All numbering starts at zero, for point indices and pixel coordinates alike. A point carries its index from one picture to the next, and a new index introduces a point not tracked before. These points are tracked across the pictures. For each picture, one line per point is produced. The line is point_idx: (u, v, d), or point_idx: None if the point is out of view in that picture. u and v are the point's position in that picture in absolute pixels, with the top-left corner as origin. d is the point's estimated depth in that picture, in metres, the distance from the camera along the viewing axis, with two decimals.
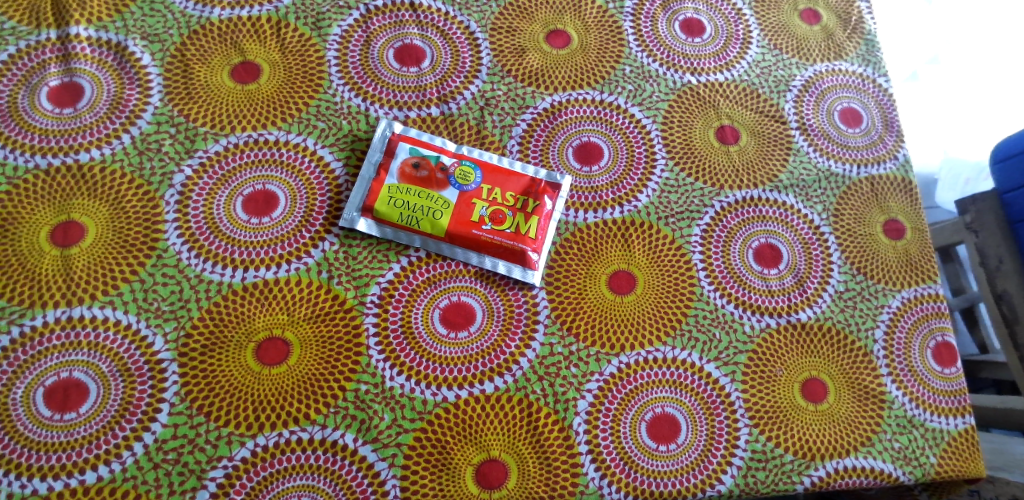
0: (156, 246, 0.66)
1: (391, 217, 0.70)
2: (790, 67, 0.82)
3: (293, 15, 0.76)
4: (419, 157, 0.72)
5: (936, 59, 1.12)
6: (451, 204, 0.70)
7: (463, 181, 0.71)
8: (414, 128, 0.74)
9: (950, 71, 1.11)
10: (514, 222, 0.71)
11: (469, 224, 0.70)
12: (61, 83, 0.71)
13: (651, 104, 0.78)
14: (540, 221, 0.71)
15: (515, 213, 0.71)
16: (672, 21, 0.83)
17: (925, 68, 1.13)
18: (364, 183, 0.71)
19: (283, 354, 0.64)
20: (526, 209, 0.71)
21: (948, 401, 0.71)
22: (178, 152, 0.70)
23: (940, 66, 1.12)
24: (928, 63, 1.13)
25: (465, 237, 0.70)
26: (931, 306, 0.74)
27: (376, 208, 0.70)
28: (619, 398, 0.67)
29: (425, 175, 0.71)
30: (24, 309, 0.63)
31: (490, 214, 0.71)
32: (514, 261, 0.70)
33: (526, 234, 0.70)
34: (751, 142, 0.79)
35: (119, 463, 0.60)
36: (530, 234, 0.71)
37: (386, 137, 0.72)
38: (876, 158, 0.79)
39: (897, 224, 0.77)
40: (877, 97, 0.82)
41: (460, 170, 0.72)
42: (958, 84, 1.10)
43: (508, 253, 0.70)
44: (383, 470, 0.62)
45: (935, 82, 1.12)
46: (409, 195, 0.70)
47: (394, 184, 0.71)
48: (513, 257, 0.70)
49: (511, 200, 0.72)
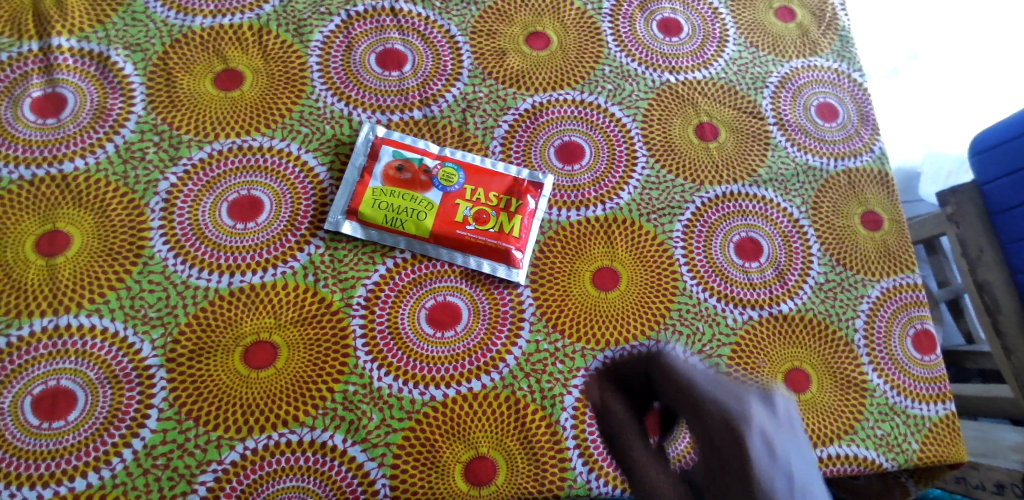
0: (142, 253, 0.67)
1: (376, 219, 0.70)
2: (766, 64, 0.84)
3: (275, 22, 0.76)
4: (403, 159, 0.73)
5: (916, 55, 1.16)
6: (436, 205, 0.71)
7: (447, 183, 0.72)
8: (397, 131, 0.74)
9: (929, 68, 1.15)
10: (498, 221, 0.72)
11: (453, 223, 0.71)
12: (43, 94, 0.71)
13: (631, 103, 0.80)
14: (523, 220, 0.72)
15: (498, 212, 0.72)
16: (649, 20, 0.84)
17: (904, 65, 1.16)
18: (348, 186, 0.72)
19: (271, 358, 0.65)
20: (509, 209, 0.72)
21: (929, 388, 0.73)
22: (163, 159, 0.70)
23: (920, 61, 1.16)
24: (908, 59, 1.16)
25: (449, 237, 0.71)
26: (910, 295, 0.75)
27: (361, 210, 0.70)
28: (605, 392, 0.68)
29: (409, 178, 0.72)
30: (11, 319, 0.63)
31: (473, 214, 0.72)
32: (499, 260, 0.71)
33: (510, 233, 0.72)
34: (730, 139, 0.80)
35: (109, 469, 0.60)
36: (513, 232, 0.72)
37: (369, 140, 0.73)
38: (853, 151, 0.81)
39: (874, 215, 0.78)
40: (853, 91, 0.84)
41: (444, 171, 0.73)
42: (938, 80, 1.14)
43: (492, 251, 0.71)
44: (373, 469, 0.63)
45: (914, 78, 1.15)
46: (393, 197, 0.71)
47: (377, 186, 0.71)
48: (498, 256, 0.71)
49: (494, 200, 0.73)
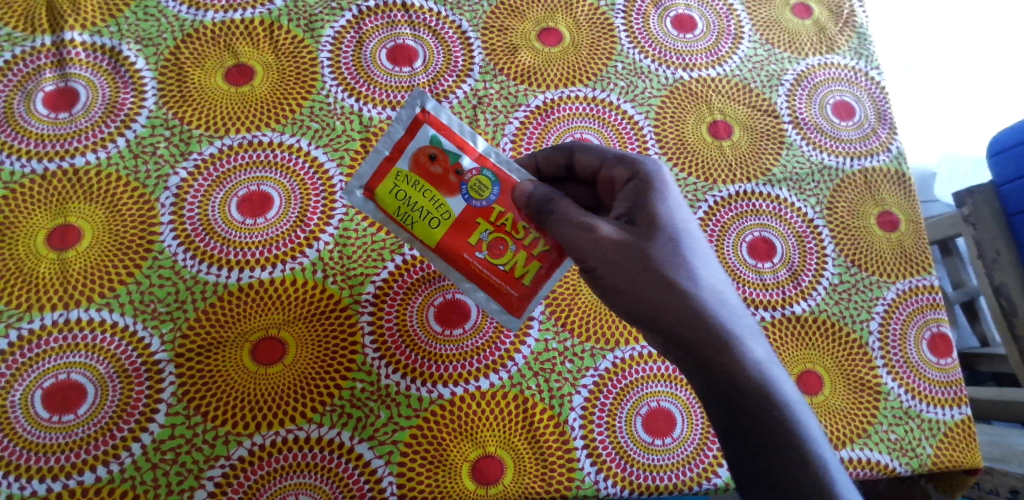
0: (152, 248, 0.67)
1: (388, 206, 0.58)
2: (781, 61, 0.82)
3: (286, 17, 0.76)
4: (438, 147, 0.57)
5: (913, 68, 1.21)
6: (453, 216, 0.58)
7: (476, 195, 0.57)
8: (448, 112, 0.58)
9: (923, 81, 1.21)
10: (513, 261, 0.58)
11: (462, 245, 0.58)
12: (56, 88, 0.71)
13: (643, 100, 0.79)
14: (542, 270, 0.58)
15: (518, 249, 0.58)
16: (663, 17, 0.83)
17: (904, 76, 1.22)
18: (373, 158, 0.58)
19: (280, 353, 0.64)
20: (534, 251, 0.58)
21: (944, 392, 0.71)
22: (173, 154, 0.70)
23: (916, 75, 1.21)
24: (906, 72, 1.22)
25: (453, 257, 0.59)
26: (927, 297, 0.74)
27: (376, 191, 0.58)
28: (614, 392, 0.67)
29: (437, 172, 0.57)
30: (23, 312, 0.64)
31: (490, 241, 0.58)
32: (497, 299, 0.60)
33: (522, 281, 0.58)
34: (744, 137, 0.79)
35: (118, 463, 0.61)
36: (526, 281, 0.58)
37: (413, 113, 0.57)
38: (869, 151, 0.79)
39: (890, 215, 0.77)
40: (870, 90, 0.82)
41: (479, 179, 0.57)
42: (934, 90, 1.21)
43: (496, 291, 0.59)
44: (380, 467, 0.63)
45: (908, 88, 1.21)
46: (413, 188, 0.57)
47: (402, 169, 0.57)
48: (499, 297, 0.59)
49: (523, 232, 0.57)
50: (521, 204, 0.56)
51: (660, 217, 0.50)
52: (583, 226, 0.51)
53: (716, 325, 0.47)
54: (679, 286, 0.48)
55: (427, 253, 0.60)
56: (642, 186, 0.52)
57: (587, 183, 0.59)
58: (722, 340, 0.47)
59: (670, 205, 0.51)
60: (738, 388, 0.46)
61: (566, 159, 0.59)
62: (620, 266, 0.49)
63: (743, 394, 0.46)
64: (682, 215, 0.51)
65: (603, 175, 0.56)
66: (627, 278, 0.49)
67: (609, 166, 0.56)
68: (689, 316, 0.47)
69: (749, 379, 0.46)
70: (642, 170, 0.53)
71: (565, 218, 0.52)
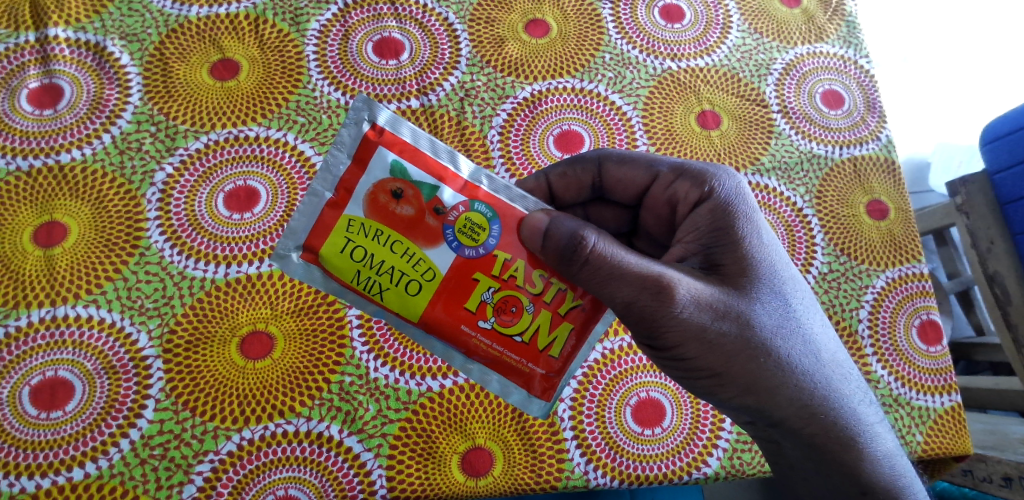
0: (139, 244, 0.67)
1: (345, 273, 0.47)
2: (770, 51, 0.82)
3: (271, 11, 0.75)
4: (404, 181, 0.46)
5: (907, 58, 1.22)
6: (439, 273, 0.47)
7: (467, 241, 0.47)
8: (406, 125, 0.47)
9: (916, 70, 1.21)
10: (531, 325, 0.48)
11: (461, 314, 0.47)
12: (40, 85, 0.71)
13: (631, 91, 0.79)
14: (572, 334, 0.49)
15: (536, 309, 0.48)
16: (650, 7, 0.82)
17: (898, 65, 1.22)
18: (313, 206, 0.47)
19: (267, 348, 0.64)
20: (558, 309, 0.48)
21: (935, 380, 0.71)
22: (159, 150, 0.70)
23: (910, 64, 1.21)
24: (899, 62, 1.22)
25: (447, 330, 0.48)
26: (916, 285, 0.74)
27: (322, 253, 0.47)
28: (603, 383, 0.67)
29: (409, 215, 0.46)
30: (8, 310, 0.63)
31: (495, 303, 0.47)
32: (512, 377, 0.50)
33: (544, 351, 0.48)
34: (732, 126, 0.79)
35: (106, 459, 0.61)
36: (551, 351, 0.49)
37: (360, 131, 0.47)
38: (858, 140, 0.79)
39: (879, 204, 0.77)
40: (859, 78, 0.82)
41: (467, 218, 0.47)
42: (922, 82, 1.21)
43: (510, 368, 0.49)
44: (369, 460, 0.63)
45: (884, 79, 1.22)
46: (376, 243, 0.46)
47: (356, 218, 0.46)
48: (517, 376, 0.49)
49: (539, 285, 0.48)
50: (533, 245, 0.47)
51: (746, 260, 0.47)
52: (653, 288, 0.44)
53: (823, 405, 0.46)
54: (780, 359, 0.45)
55: (408, 325, 0.49)
56: (719, 214, 0.48)
57: (623, 202, 0.56)
58: (831, 421, 0.46)
59: (757, 241, 0.48)
60: (852, 473, 0.46)
61: (591, 177, 0.56)
62: (710, 338, 0.45)
63: (857, 479, 0.46)
64: (766, 249, 0.48)
65: (654, 193, 0.53)
66: (716, 353, 0.45)
67: (662, 182, 0.52)
68: (799, 400, 0.45)
69: (862, 461, 0.46)
70: (717, 196, 0.49)
71: (623, 272, 0.44)
